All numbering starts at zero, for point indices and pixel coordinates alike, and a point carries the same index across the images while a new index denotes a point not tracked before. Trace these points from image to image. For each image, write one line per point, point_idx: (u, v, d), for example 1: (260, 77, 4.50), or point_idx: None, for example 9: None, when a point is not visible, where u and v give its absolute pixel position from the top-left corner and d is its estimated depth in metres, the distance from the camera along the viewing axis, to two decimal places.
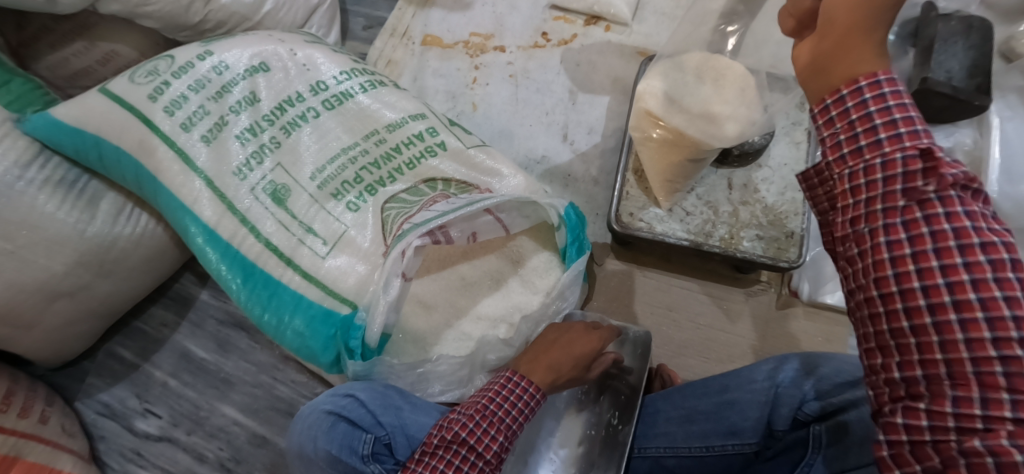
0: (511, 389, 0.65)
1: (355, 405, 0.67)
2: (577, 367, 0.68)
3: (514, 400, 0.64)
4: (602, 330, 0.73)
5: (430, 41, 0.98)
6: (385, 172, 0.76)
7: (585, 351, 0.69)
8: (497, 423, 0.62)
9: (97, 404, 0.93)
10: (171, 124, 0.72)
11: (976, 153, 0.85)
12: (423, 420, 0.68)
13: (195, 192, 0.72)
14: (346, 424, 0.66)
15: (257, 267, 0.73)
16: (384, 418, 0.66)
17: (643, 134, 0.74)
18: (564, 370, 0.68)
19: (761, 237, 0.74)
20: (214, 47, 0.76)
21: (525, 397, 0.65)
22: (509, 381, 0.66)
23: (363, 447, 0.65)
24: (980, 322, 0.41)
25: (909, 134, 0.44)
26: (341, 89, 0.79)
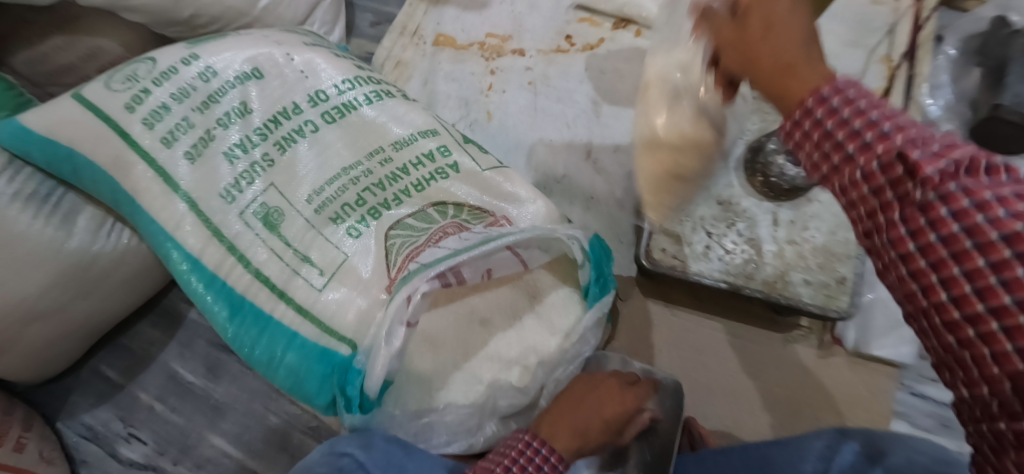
0: (528, 455, 0.59)
1: (352, 463, 0.65)
2: (606, 433, 0.62)
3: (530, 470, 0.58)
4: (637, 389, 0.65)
5: (442, 42, 0.90)
6: (391, 194, 0.69)
7: (615, 415, 0.62)
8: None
9: (79, 426, 0.86)
10: (151, 138, 0.64)
11: None
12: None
13: (178, 216, 0.64)
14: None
15: (246, 301, 0.66)
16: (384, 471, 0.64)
17: (650, 152, 0.63)
18: (591, 437, 0.61)
19: (809, 283, 0.66)
20: (201, 50, 0.67)
21: (544, 466, 0.59)
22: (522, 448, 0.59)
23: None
24: (997, 287, 0.35)
25: (878, 136, 0.38)
26: (344, 100, 0.70)
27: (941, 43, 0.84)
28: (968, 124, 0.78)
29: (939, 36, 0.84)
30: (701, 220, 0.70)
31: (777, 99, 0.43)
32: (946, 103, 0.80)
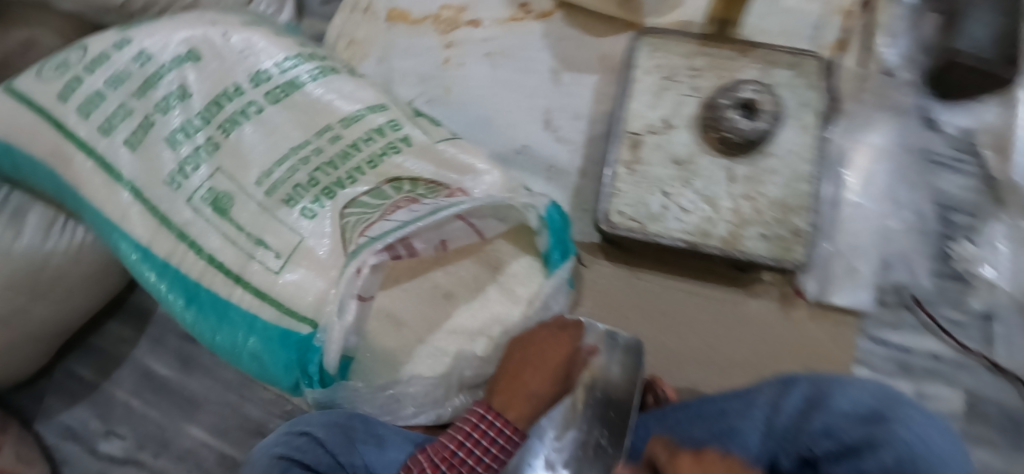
0: (484, 427, 0.60)
1: (312, 444, 0.60)
2: (555, 381, 0.64)
3: (487, 439, 0.60)
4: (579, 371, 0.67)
5: (396, 16, 0.87)
6: (345, 173, 0.67)
7: (557, 361, 0.64)
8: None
9: (58, 427, 0.83)
10: (87, 128, 0.63)
11: (1002, 132, 0.75)
12: (393, 457, 0.62)
13: (123, 205, 0.63)
14: (300, 468, 0.59)
15: (200, 288, 0.64)
16: (344, 458, 0.60)
17: None
18: (541, 393, 0.62)
19: (765, 237, 0.67)
20: (133, 34, 0.66)
21: (495, 436, 0.60)
22: (479, 427, 0.60)
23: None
24: None
25: None
26: (287, 79, 0.68)
27: None
28: (927, 72, 0.77)
29: None
30: (656, 181, 0.69)
31: None
32: (906, 48, 0.79)
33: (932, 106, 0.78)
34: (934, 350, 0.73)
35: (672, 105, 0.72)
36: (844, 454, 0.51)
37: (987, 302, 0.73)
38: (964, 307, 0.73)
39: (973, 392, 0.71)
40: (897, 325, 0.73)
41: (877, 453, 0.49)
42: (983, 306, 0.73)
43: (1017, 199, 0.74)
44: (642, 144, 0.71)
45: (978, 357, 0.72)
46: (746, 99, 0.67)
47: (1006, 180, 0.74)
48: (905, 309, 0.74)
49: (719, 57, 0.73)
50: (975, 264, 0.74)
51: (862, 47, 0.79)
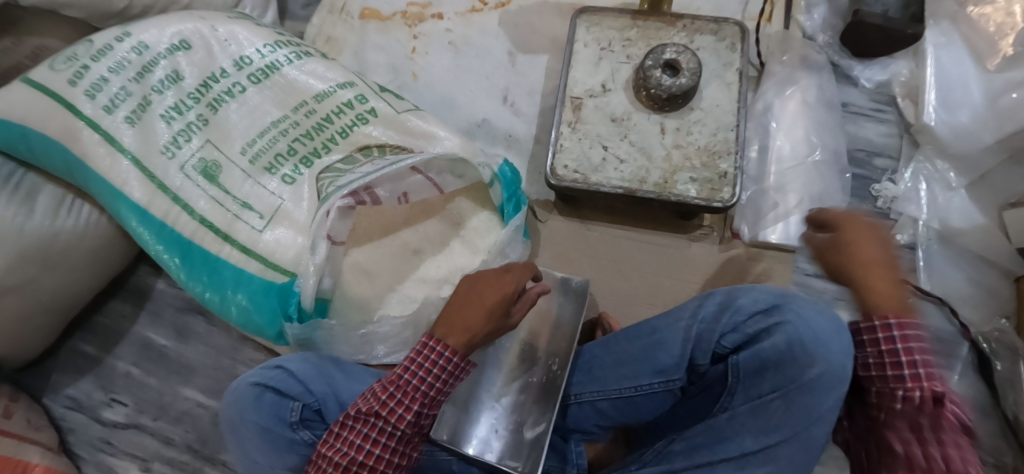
0: (426, 356, 0.59)
1: (283, 375, 0.63)
2: (492, 321, 0.62)
3: (430, 368, 0.59)
4: (516, 310, 0.65)
5: (368, 15, 0.96)
6: (320, 143, 0.76)
7: (495, 301, 0.63)
8: (410, 405, 0.58)
9: (64, 398, 0.89)
10: (93, 107, 0.72)
11: (913, 83, 0.82)
12: (357, 388, 0.65)
13: (124, 173, 0.72)
14: (273, 394, 0.62)
15: (193, 245, 0.73)
16: (315, 386, 0.63)
17: None
18: (479, 328, 0.61)
19: (694, 180, 0.75)
20: (133, 28, 0.74)
21: (440, 363, 0.59)
22: (427, 356, 0.59)
23: (291, 415, 0.61)
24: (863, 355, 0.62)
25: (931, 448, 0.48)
26: (267, 62, 0.77)
27: None
28: (840, 34, 0.85)
29: None
30: (597, 137, 0.78)
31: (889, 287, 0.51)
32: (822, 18, 0.86)
33: (849, 65, 0.85)
34: None
35: (610, 72, 0.81)
36: (747, 344, 0.58)
37: (909, 235, 0.79)
38: None
39: None
40: None
41: (771, 337, 0.56)
42: (906, 239, 0.79)
43: (931, 141, 0.80)
44: (583, 106, 0.79)
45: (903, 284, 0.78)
46: (671, 61, 0.76)
47: (919, 124, 0.80)
48: None
49: (651, 28, 0.82)
50: (898, 202, 0.80)
51: (785, 16, 0.87)
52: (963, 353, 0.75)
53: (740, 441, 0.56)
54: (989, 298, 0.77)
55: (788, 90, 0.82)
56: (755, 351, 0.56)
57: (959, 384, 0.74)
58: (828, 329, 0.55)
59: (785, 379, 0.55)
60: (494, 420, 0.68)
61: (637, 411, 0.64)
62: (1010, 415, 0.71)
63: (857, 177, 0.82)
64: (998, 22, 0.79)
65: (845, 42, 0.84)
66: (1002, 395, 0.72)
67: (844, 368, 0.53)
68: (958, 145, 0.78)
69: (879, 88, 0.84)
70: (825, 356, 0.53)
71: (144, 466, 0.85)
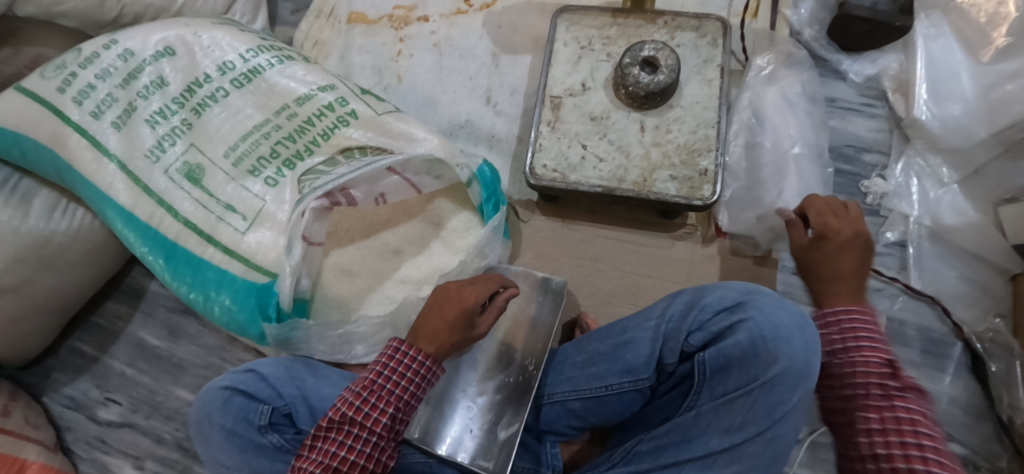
0: (399, 360, 0.61)
1: (255, 379, 0.64)
2: (458, 331, 0.63)
3: (402, 372, 0.61)
4: (482, 319, 0.65)
5: (355, 19, 0.97)
6: (302, 145, 0.76)
7: (457, 313, 0.63)
8: (383, 408, 0.59)
9: (62, 398, 0.91)
10: (81, 113, 0.73)
11: (902, 76, 0.81)
12: (328, 390, 0.65)
13: (109, 176, 0.72)
14: (243, 397, 0.63)
15: (177, 246, 0.73)
16: (284, 390, 0.64)
17: None
18: (445, 337, 0.63)
19: (674, 178, 0.75)
20: (119, 36, 0.76)
21: (413, 367, 0.61)
22: (396, 360, 0.61)
23: (260, 419, 0.62)
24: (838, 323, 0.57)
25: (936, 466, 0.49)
26: (249, 67, 0.78)
27: None
28: (826, 28, 0.83)
29: None
30: (575, 136, 0.78)
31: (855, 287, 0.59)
32: (809, 12, 0.85)
33: (837, 59, 0.83)
34: None
35: (589, 71, 0.81)
36: (712, 341, 0.59)
37: (900, 233, 0.77)
38: (880, 239, 0.77)
39: (893, 318, 0.75)
40: None
41: (735, 334, 0.57)
42: (896, 237, 0.77)
43: (922, 136, 0.77)
44: (562, 105, 0.79)
45: (893, 282, 0.75)
46: (648, 57, 0.75)
47: (908, 118, 0.78)
48: None
49: (631, 26, 0.82)
50: (888, 199, 0.78)
51: (770, 11, 0.86)
52: (955, 354, 0.73)
53: (706, 440, 0.56)
54: (984, 297, 0.74)
55: (770, 87, 0.81)
56: (719, 349, 0.57)
57: (950, 385, 0.72)
58: (791, 326, 0.56)
59: (749, 376, 0.56)
60: (470, 420, 0.69)
61: (607, 411, 0.64)
62: (1005, 418, 0.69)
63: (845, 173, 0.80)
64: (988, 11, 0.76)
65: (831, 36, 0.83)
66: (996, 396, 0.70)
67: (807, 363, 0.55)
68: (948, 137, 0.75)
69: (867, 82, 0.83)
70: (789, 354, 0.55)
71: (138, 464, 0.88)
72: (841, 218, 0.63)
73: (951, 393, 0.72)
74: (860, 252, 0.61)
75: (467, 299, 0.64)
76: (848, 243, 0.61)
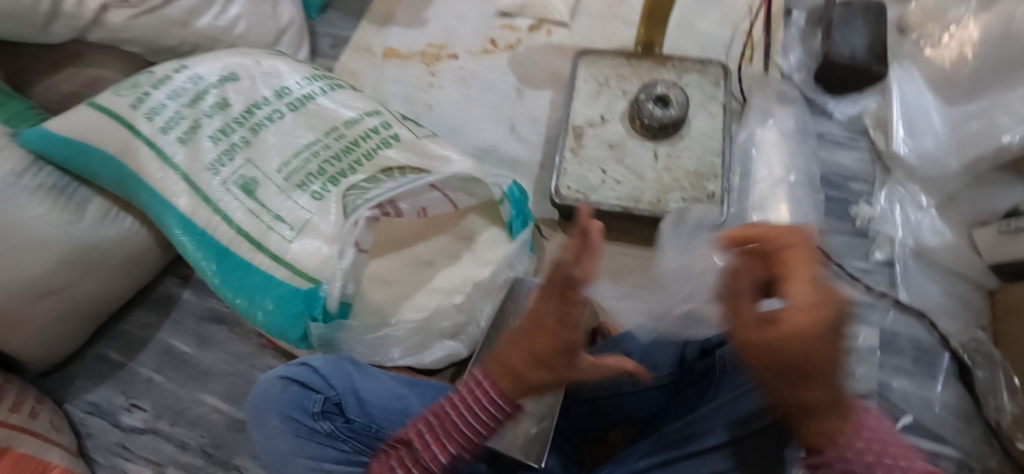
0: (477, 395, 0.52)
1: (308, 371, 0.68)
2: (544, 373, 0.49)
3: (477, 411, 0.53)
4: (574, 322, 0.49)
5: (390, 54, 1.06)
6: (347, 164, 0.82)
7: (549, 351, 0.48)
8: (442, 451, 0.55)
9: (84, 403, 0.93)
10: (151, 128, 0.79)
11: (882, 114, 0.91)
12: (377, 386, 0.70)
13: (172, 184, 0.79)
14: (298, 386, 0.68)
15: (230, 251, 0.78)
16: (337, 380, 0.69)
17: None
18: (524, 380, 0.50)
19: (685, 199, 0.83)
20: (189, 62, 0.84)
21: (489, 408, 0.52)
22: (473, 409, 0.53)
23: (314, 406, 0.67)
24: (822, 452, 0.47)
25: None
26: (303, 93, 0.86)
27: (792, 14, 1.02)
28: (813, 72, 0.95)
29: (789, 9, 1.02)
30: (595, 161, 0.86)
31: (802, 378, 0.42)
32: (798, 58, 0.98)
33: (824, 100, 0.94)
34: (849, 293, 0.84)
35: (606, 104, 0.90)
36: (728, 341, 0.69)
37: (887, 252, 0.86)
38: (870, 258, 0.86)
39: (886, 329, 0.82)
40: None
41: None
42: (885, 256, 0.86)
43: (902, 167, 0.88)
44: (583, 134, 0.88)
45: (884, 297, 0.83)
46: (661, 94, 0.84)
47: (889, 151, 0.88)
48: None
49: (643, 67, 0.92)
50: (875, 222, 0.87)
51: (765, 57, 0.98)
52: (943, 363, 0.80)
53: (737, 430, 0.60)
54: (965, 310, 0.82)
55: (769, 121, 0.90)
56: None
57: (940, 391, 0.79)
58: None
59: None
60: None
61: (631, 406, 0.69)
62: (992, 421, 0.75)
63: (836, 199, 0.90)
64: (951, 59, 0.88)
65: (818, 80, 0.94)
66: (983, 401, 0.76)
67: None
68: (925, 168, 0.85)
69: (851, 120, 0.94)
70: None
71: (159, 470, 0.89)
72: (827, 304, 0.42)
73: (942, 399, 0.78)
74: (813, 360, 0.41)
75: (563, 334, 0.48)
76: (826, 357, 0.42)
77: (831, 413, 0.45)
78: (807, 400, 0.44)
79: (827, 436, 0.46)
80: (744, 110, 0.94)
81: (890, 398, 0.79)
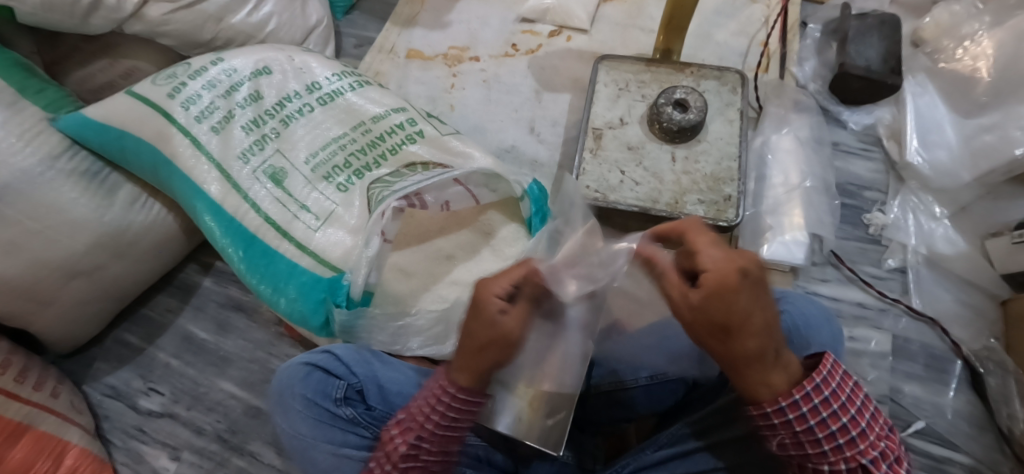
0: (445, 398, 0.60)
1: (331, 358, 0.70)
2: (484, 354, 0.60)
3: (441, 411, 0.60)
4: (507, 319, 0.60)
5: (413, 55, 1.09)
6: (371, 158, 0.84)
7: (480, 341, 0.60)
8: (426, 439, 0.60)
9: (103, 386, 0.95)
10: (186, 116, 0.82)
11: (895, 125, 0.93)
12: (396, 375, 0.71)
13: (205, 173, 0.81)
14: (321, 373, 0.69)
15: (257, 239, 0.81)
16: (358, 368, 0.70)
17: None
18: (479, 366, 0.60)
19: (702, 202, 0.84)
20: (224, 55, 0.86)
21: (450, 406, 0.60)
22: (441, 399, 0.60)
23: (336, 392, 0.68)
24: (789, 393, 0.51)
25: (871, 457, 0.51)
26: (333, 89, 0.88)
27: (807, 26, 1.05)
28: (829, 83, 0.97)
29: (805, 22, 1.05)
30: (615, 163, 0.88)
31: (727, 328, 0.50)
32: (813, 70, 1.00)
33: (838, 110, 0.97)
34: (860, 299, 0.86)
35: (626, 108, 0.92)
36: None
37: (899, 259, 0.87)
38: (883, 264, 0.88)
39: (898, 335, 0.83)
40: (825, 279, 0.87)
41: None
42: (897, 263, 0.87)
43: (915, 177, 0.89)
44: (603, 136, 0.90)
45: (896, 303, 0.85)
46: (680, 98, 0.85)
47: (903, 162, 0.90)
48: (830, 265, 0.88)
49: (662, 73, 0.94)
50: (888, 230, 0.89)
51: (781, 67, 0.99)
52: (956, 370, 0.81)
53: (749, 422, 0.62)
54: (978, 319, 0.83)
55: (783, 129, 0.92)
56: None
57: (951, 397, 0.80)
58: (818, 317, 0.65)
59: None
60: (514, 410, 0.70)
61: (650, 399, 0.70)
62: (1004, 428, 0.76)
63: (849, 206, 0.91)
64: (966, 74, 0.89)
65: (833, 90, 0.96)
66: (995, 409, 0.77)
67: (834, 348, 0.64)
68: (937, 178, 0.87)
69: (865, 130, 0.95)
70: (819, 340, 0.63)
71: (175, 454, 0.90)
72: (736, 257, 0.51)
73: (953, 405, 0.79)
74: (745, 310, 0.50)
75: (486, 331, 0.60)
76: (757, 298, 0.50)
77: (760, 364, 0.51)
78: (742, 350, 0.51)
79: (765, 385, 0.52)
80: (760, 118, 0.96)
81: (902, 403, 0.80)
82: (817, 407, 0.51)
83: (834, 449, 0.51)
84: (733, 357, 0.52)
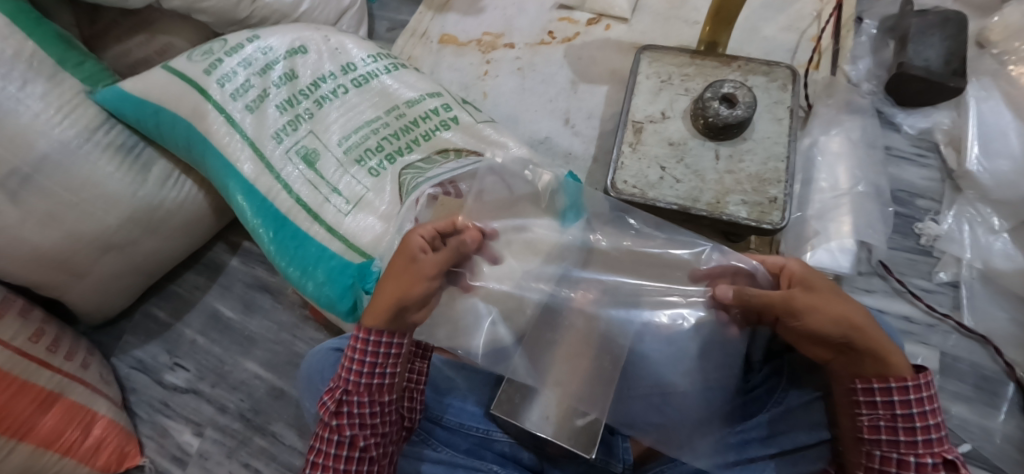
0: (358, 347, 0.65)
1: None
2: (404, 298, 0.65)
3: (359, 358, 0.65)
4: (424, 259, 0.66)
5: (446, 40, 1.07)
6: (404, 143, 0.82)
7: (397, 277, 0.66)
8: (353, 393, 0.64)
9: (131, 359, 0.95)
10: (222, 93, 0.81)
11: (955, 131, 0.89)
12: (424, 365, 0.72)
13: (238, 151, 0.80)
14: None
15: (288, 220, 0.80)
16: None
17: None
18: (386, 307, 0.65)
19: (745, 202, 0.81)
20: (261, 33, 0.84)
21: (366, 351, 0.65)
22: (353, 350, 0.65)
23: None
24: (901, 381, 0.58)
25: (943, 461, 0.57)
26: (368, 70, 0.86)
27: (862, 23, 0.99)
28: (884, 83, 0.93)
29: (860, 18, 1.00)
30: (655, 158, 0.85)
31: (831, 291, 0.61)
32: (867, 69, 0.96)
33: (893, 112, 0.92)
34: (906, 313, 0.82)
35: (668, 102, 0.88)
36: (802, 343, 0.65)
37: (952, 273, 0.83)
38: (933, 278, 0.84)
39: (946, 353, 0.80)
40: (871, 290, 0.84)
41: None
42: (949, 277, 0.83)
43: (973, 186, 0.84)
44: (643, 130, 0.87)
45: (946, 319, 0.81)
46: (728, 93, 0.82)
47: (961, 170, 0.86)
48: (876, 276, 0.85)
49: (707, 67, 0.90)
50: (941, 241, 0.85)
51: (832, 65, 0.95)
52: (1008, 393, 0.77)
53: (796, 435, 0.63)
54: None
55: (832, 130, 0.88)
56: None
57: (1001, 421, 0.76)
58: (878, 332, 0.63)
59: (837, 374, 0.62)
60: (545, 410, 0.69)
61: None
62: None
63: (900, 215, 0.88)
64: None
65: (888, 92, 0.92)
66: None
67: None
68: (999, 189, 0.82)
69: (920, 135, 0.91)
70: None
71: (199, 430, 0.90)
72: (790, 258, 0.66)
73: (1003, 430, 0.76)
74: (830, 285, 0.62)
75: (405, 269, 0.66)
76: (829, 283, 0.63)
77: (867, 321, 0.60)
78: (849, 306, 0.60)
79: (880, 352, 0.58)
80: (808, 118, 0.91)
81: (948, 424, 0.76)
82: (915, 402, 0.58)
83: (924, 441, 0.57)
84: (852, 319, 0.59)
